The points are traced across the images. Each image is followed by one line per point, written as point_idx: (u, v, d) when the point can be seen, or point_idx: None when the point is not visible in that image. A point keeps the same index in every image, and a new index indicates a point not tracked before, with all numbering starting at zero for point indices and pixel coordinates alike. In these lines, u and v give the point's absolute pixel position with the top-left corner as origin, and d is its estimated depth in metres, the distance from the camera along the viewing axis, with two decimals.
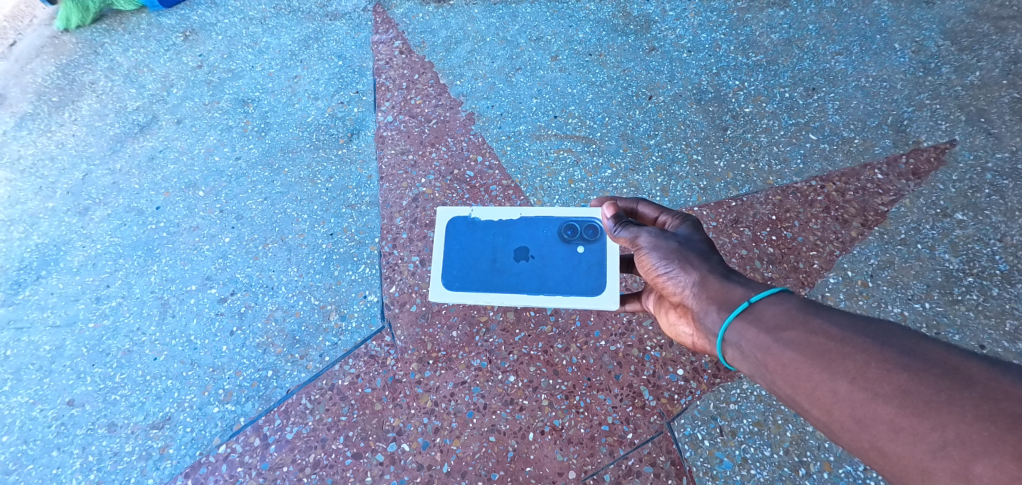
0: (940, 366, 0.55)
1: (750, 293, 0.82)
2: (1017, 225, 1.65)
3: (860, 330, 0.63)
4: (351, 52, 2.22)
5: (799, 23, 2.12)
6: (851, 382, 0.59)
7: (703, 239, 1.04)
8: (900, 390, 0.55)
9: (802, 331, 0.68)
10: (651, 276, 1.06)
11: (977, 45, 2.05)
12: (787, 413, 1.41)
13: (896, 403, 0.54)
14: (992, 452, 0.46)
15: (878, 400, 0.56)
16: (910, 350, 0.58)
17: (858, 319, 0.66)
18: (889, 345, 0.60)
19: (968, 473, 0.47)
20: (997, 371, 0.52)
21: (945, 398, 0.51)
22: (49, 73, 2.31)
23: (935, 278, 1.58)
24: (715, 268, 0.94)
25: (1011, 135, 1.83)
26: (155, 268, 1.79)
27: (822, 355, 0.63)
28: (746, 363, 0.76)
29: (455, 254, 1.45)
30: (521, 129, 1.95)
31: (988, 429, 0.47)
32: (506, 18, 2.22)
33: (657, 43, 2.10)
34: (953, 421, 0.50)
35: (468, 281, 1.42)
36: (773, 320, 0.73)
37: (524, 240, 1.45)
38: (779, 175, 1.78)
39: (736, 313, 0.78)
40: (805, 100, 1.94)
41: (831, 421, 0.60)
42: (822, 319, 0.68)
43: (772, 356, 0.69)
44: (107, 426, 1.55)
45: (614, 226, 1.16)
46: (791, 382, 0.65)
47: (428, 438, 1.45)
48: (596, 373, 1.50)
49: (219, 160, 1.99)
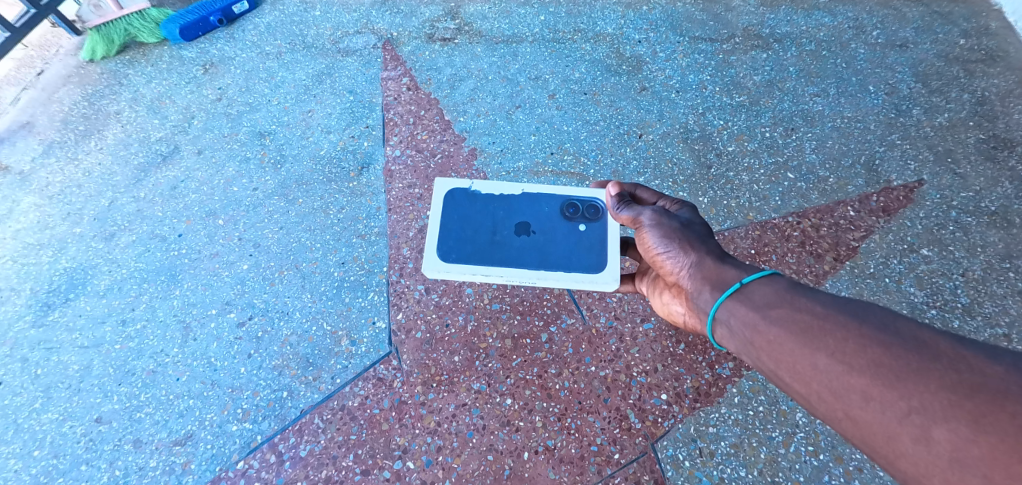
0: (911, 342, 0.70)
1: (742, 274, 1.00)
2: (978, 260, 1.79)
3: (841, 312, 0.79)
4: (362, 88, 2.38)
5: (780, 66, 2.32)
6: (831, 356, 0.75)
7: (700, 223, 1.22)
8: (873, 363, 0.70)
9: (792, 313, 0.84)
10: (652, 254, 1.24)
11: (946, 88, 2.22)
12: (760, 436, 1.55)
13: (870, 376, 0.69)
14: (946, 418, 0.60)
15: (854, 372, 0.71)
16: (884, 329, 0.73)
17: (841, 301, 0.82)
18: (867, 325, 0.75)
19: (927, 434, 0.62)
20: (959, 345, 0.66)
21: (911, 370, 0.66)
22: (75, 102, 2.41)
23: (901, 310, 1.71)
24: (711, 251, 1.12)
25: (976, 175, 1.98)
26: (178, 292, 1.90)
27: (809, 335, 0.79)
28: (739, 340, 0.94)
29: (454, 227, 1.52)
30: (521, 166, 2.10)
31: (945, 396, 0.62)
32: (507, 57, 2.43)
33: (648, 84, 2.30)
34: (918, 391, 0.64)
35: (465, 254, 1.47)
36: (764, 300, 0.91)
37: (526, 216, 1.55)
38: (759, 211, 1.93)
39: (729, 293, 0.97)
40: (784, 140, 2.10)
41: (814, 390, 0.76)
42: (811, 302, 0.85)
43: (764, 334, 0.86)
44: (133, 442, 1.64)
45: (618, 205, 1.35)
46: (781, 357, 0.82)
47: (432, 456, 1.56)
48: (586, 396, 1.63)
49: (238, 190, 2.12)
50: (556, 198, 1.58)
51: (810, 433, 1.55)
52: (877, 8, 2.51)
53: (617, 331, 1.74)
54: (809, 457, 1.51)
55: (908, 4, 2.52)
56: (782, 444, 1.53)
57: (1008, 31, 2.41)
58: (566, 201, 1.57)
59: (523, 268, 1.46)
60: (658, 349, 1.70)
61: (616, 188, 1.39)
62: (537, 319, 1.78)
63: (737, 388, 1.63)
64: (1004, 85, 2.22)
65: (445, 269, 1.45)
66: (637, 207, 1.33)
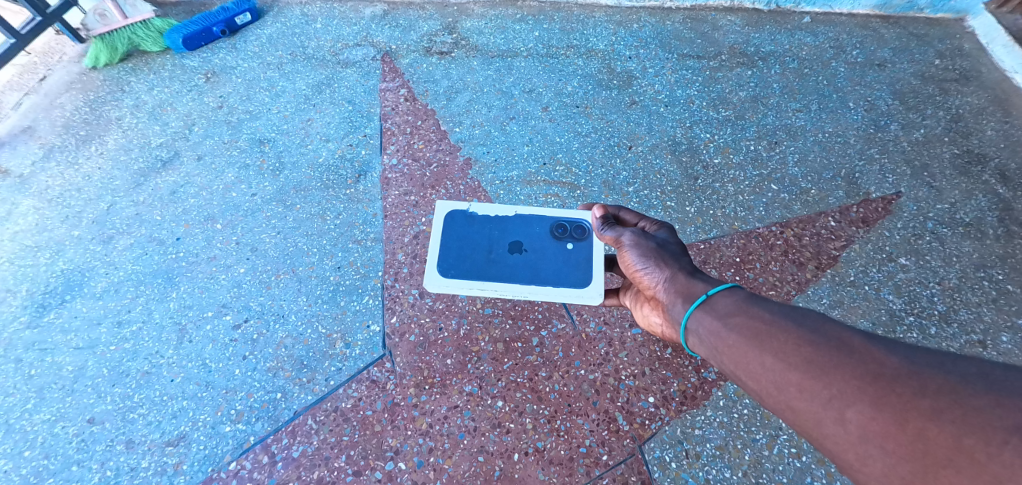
0: (836, 339, 0.77)
1: (708, 288, 1.06)
2: (954, 269, 1.86)
3: (785, 317, 0.86)
4: (360, 98, 2.45)
5: (764, 83, 2.42)
6: (774, 356, 0.81)
7: (676, 242, 1.27)
8: (806, 360, 0.77)
9: (746, 318, 0.90)
10: (631, 271, 1.28)
11: (922, 105, 2.32)
12: (745, 438, 1.58)
13: (802, 370, 0.77)
14: (857, 402, 0.69)
15: (792, 369, 0.78)
16: (817, 329, 0.80)
17: (785, 306, 0.88)
18: (803, 327, 0.82)
19: (844, 417, 0.69)
20: (874, 339, 0.74)
21: (834, 363, 0.74)
22: (77, 108, 2.46)
23: (880, 317, 1.77)
24: (683, 267, 1.17)
25: (951, 188, 2.06)
26: (175, 295, 1.92)
27: (756, 337, 0.86)
28: (706, 347, 0.98)
29: (453, 245, 1.57)
30: (514, 175, 2.16)
31: (857, 384, 0.70)
32: (502, 70, 2.52)
33: (637, 98, 2.38)
34: (838, 380, 0.72)
35: (462, 270, 1.52)
36: (723, 309, 0.96)
37: (519, 236, 1.60)
38: (744, 220, 2.00)
39: (696, 304, 1.02)
40: (768, 153, 2.19)
41: (762, 387, 0.82)
42: (761, 307, 0.91)
43: (724, 338, 0.92)
44: (125, 442, 1.64)
45: (602, 225, 1.40)
46: (736, 359, 0.88)
47: (423, 458, 1.58)
48: (576, 399, 1.66)
49: (237, 195, 2.16)
50: (547, 219, 1.63)
51: (793, 436, 1.59)
52: (856, 30, 2.64)
53: (606, 336, 1.78)
54: (792, 459, 1.55)
55: (884, 26, 2.66)
56: (766, 446, 1.57)
57: (981, 52, 2.53)
58: (556, 221, 1.62)
59: (516, 285, 1.51)
60: (646, 354, 1.74)
61: (602, 210, 1.42)
62: (528, 324, 1.82)
63: (723, 391, 1.67)
64: (977, 103, 2.32)
65: (445, 285, 1.50)
66: (619, 228, 1.36)
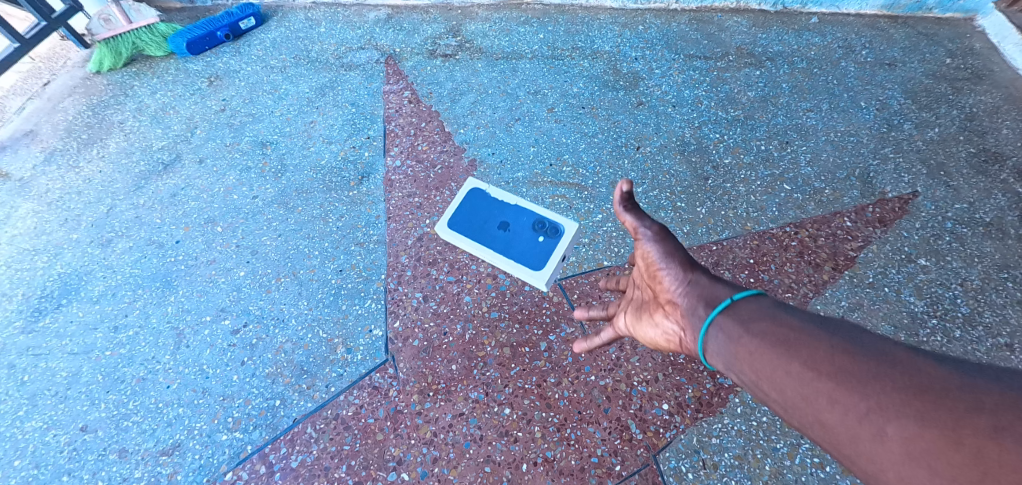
0: (875, 351, 0.71)
1: (733, 291, 0.97)
2: (976, 270, 1.79)
3: (818, 326, 0.80)
4: (364, 100, 2.42)
5: (773, 82, 2.39)
6: (803, 364, 0.75)
7: None
8: (840, 369, 0.72)
9: (772, 326, 0.84)
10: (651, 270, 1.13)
11: (936, 104, 2.27)
12: (765, 447, 1.51)
13: (836, 382, 0.71)
14: (900, 416, 0.63)
15: (822, 378, 0.72)
16: (852, 340, 0.74)
17: (817, 316, 0.82)
18: (838, 336, 0.76)
19: (884, 432, 0.64)
20: (919, 352, 0.69)
21: (875, 375, 0.68)
22: (79, 112, 2.44)
23: (901, 320, 1.70)
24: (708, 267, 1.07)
25: (969, 187, 2.00)
26: (173, 299, 1.88)
27: (785, 345, 0.79)
28: (721, 355, 0.90)
29: (466, 206, 1.77)
30: (519, 176, 2.12)
31: (900, 396, 0.65)
32: (507, 72, 2.49)
33: (644, 99, 2.35)
34: (878, 392, 0.67)
35: (461, 225, 1.73)
36: (748, 315, 0.89)
37: (512, 218, 1.70)
38: (756, 221, 1.95)
39: (718, 309, 0.94)
40: (779, 153, 2.14)
41: (786, 399, 0.76)
42: (790, 316, 0.84)
43: (745, 345, 0.85)
44: (118, 452, 1.57)
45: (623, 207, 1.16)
46: (759, 369, 0.81)
47: (427, 468, 1.51)
48: (586, 406, 1.60)
49: (237, 198, 2.13)
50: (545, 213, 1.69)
51: (815, 444, 1.51)
52: (864, 30, 2.61)
53: (616, 340, 1.72)
54: (814, 469, 1.47)
55: (892, 26, 2.63)
56: (787, 456, 1.49)
57: (992, 51, 2.49)
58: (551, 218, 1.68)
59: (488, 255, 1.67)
60: (658, 358, 1.67)
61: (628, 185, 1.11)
62: (536, 328, 1.76)
63: (740, 398, 1.60)
64: (991, 101, 2.27)
65: (445, 230, 1.72)
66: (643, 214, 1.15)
